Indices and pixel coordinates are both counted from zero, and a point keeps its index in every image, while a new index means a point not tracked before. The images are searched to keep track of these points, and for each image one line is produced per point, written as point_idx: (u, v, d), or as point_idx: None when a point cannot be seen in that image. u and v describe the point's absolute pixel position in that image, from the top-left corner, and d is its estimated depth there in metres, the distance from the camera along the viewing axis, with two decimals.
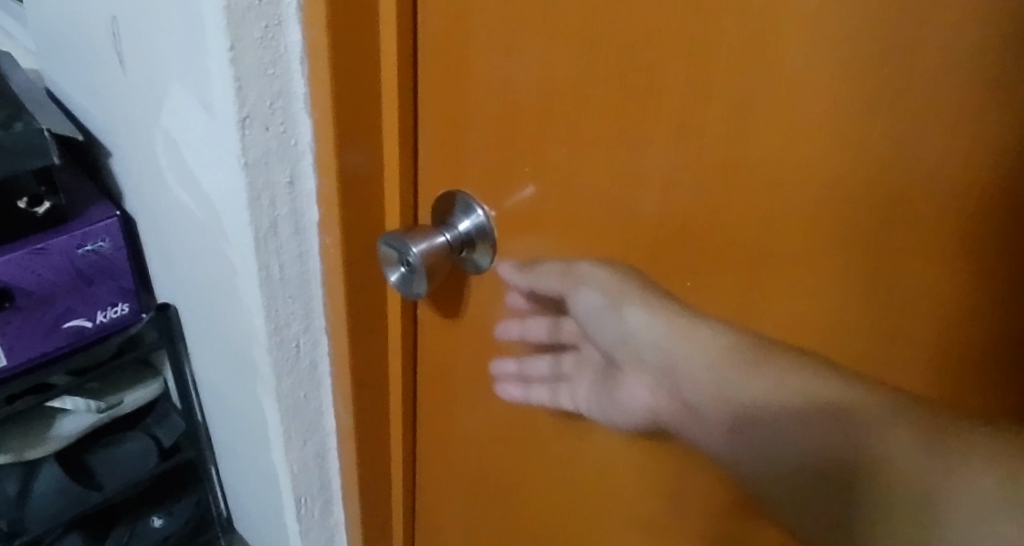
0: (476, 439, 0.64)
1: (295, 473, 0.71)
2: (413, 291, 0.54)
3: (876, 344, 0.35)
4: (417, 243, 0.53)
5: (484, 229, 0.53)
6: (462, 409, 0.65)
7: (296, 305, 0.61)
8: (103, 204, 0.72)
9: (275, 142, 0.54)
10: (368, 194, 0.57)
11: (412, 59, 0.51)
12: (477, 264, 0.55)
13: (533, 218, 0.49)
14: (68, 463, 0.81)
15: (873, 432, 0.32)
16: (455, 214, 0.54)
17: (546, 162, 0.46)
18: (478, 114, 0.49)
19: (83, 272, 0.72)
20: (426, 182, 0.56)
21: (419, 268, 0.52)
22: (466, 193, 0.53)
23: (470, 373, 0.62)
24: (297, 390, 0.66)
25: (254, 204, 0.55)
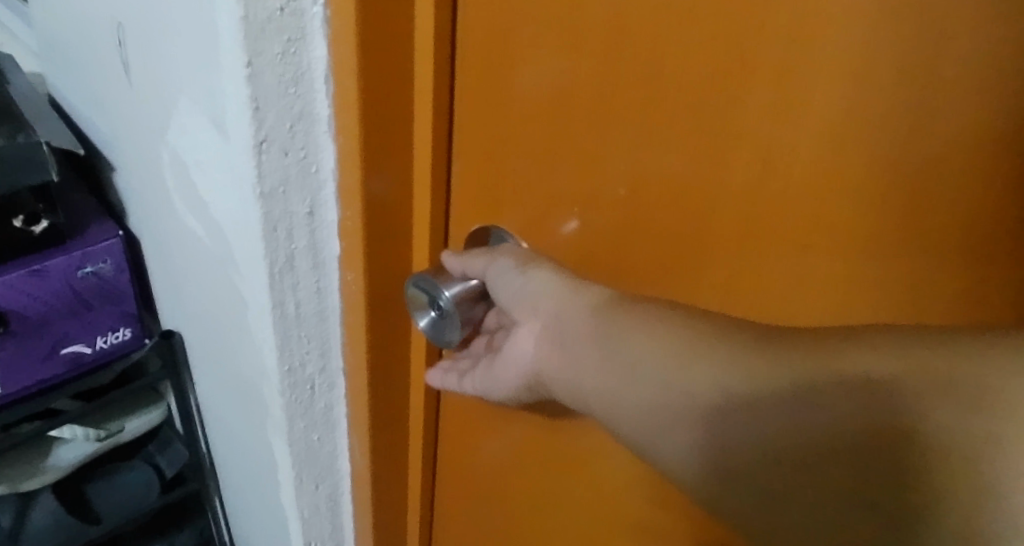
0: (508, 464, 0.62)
1: (305, 520, 0.66)
2: (444, 338, 0.49)
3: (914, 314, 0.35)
4: (450, 285, 0.47)
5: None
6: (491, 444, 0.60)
7: (312, 344, 0.56)
8: (104, 224, 0.67)
9: (294, 168, 0.48)
10: (395, 226, 0.51)
11: (449, 84, 0.46)
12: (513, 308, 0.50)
13: None
14: (62, 495, 0.75)
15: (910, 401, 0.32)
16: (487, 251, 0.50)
17: None
18: None
19: (82, 295, 0.67)
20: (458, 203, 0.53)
21: (453, 312, 0.47)
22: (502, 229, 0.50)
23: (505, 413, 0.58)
24: (311, 434, 0.61)
25: (270, 237, 0.49)
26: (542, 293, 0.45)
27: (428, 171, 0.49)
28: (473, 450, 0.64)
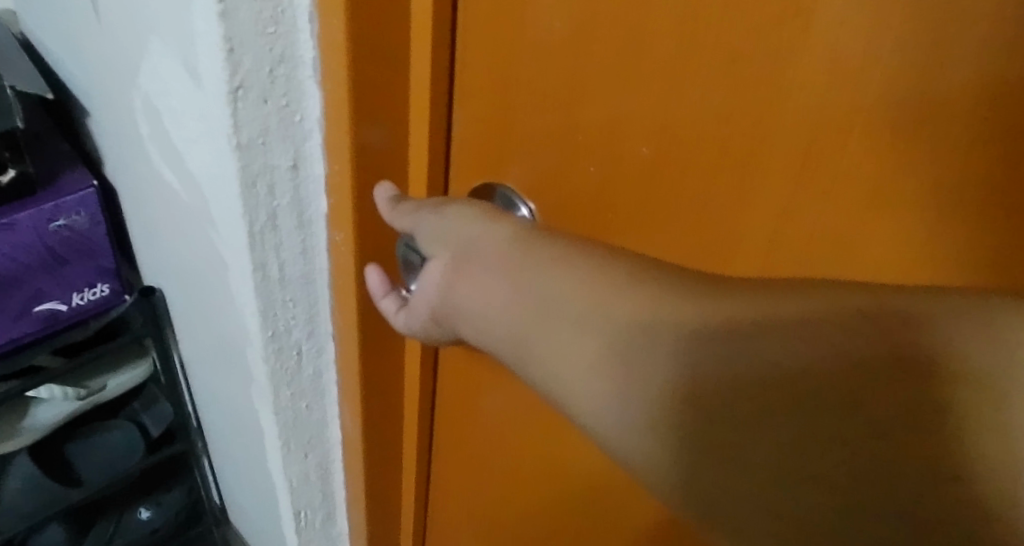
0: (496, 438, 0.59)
1: (294, 488, 0.63)
2: None
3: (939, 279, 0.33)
4: None
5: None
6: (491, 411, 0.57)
7: (298, 308, 0.52)
8: (78, 172, 0.62)
9: (275, 118, 0.43)
10: (388, 184, 0.47)
11: (450, 27, 0.41)
12: None
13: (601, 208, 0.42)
14: (41, 457, 0.72)
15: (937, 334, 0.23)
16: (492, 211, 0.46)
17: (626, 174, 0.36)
18: None
19: (55, 250, 0.63)
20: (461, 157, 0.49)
21: None
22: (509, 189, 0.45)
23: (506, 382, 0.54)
24: (299, 401, 0.58)
25: (248, 194, 0.45)
26: (463, 226, 0.39)
27: (426, 123, 0.45)
28: (470, 419, 0.60)
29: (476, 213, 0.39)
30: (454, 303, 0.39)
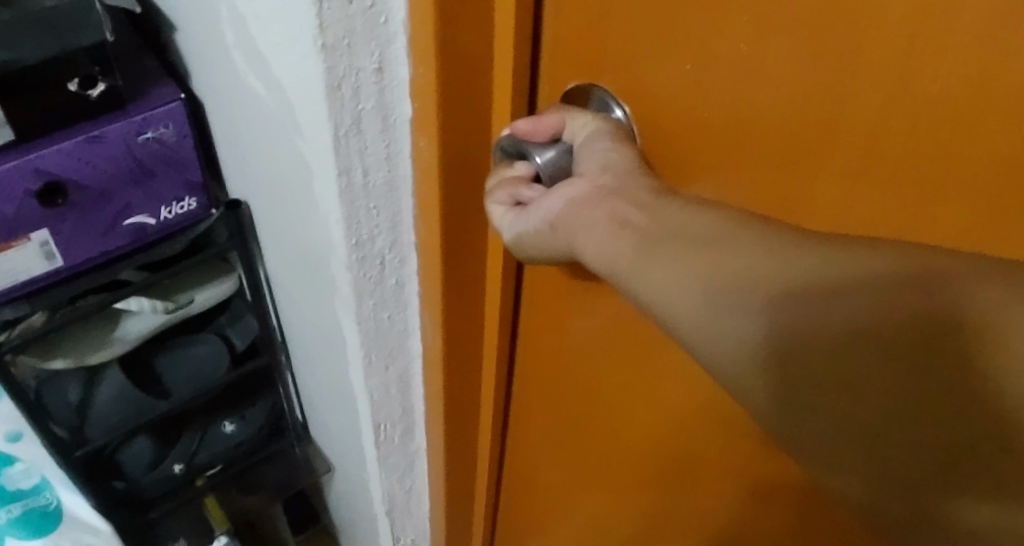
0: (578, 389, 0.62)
1: (375, 401, 0.64)
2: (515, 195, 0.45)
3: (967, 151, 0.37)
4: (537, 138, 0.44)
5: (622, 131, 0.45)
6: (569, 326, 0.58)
7: (382, 216, 0.52)
8: (166, 85, 0.62)
9: (360, 15, 0.42)
10: (475, 88, 0.46)
11: None
12: None
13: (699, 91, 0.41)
14: (131, 369, 0.75)
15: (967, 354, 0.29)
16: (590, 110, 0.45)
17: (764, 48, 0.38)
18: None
19: (143, 162, 0.63)
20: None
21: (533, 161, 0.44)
22: (605, 91, 0.44)
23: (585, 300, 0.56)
24: (381, 312, 0.58)
25: (333, 95, 0.44)
26: (612, 165, 0.42)
27: (512, 13, 0.43)
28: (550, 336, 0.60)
29: (623, 152, 0.42)
30: (581, 225, 0.41)
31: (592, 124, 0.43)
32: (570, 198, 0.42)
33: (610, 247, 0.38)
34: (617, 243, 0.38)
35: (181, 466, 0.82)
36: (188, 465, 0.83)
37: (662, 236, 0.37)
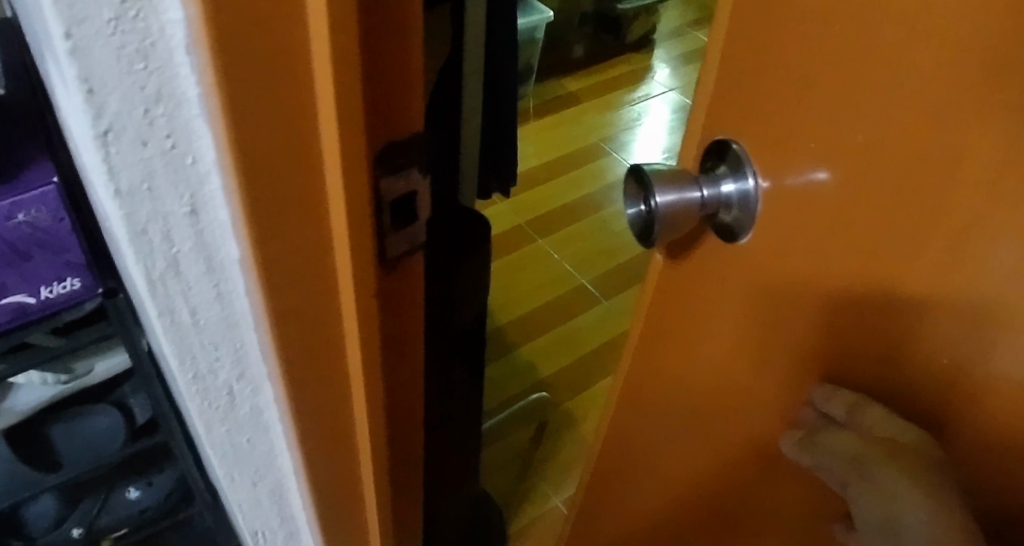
0: (678, 399, 0.55)
1: (244, 510, 0.60)
2: (643, 232, 0.45)
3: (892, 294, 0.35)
4: (667, 189, 0.43)
5: (749, 201, 0.42)
6: (683, 336, 0.52)
7: (222, 351, 0.47)
8: (42, 165, 0.57)
9: (161, 161, 0.38)
10: (316, 243, 0.41)
11: (353, 57, 0.34)
12: (728, 227, 0.43)
13: (823, 209, 0.37)
14: (24, 438, 0.72)
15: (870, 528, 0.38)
16: (707, 159, 0.44)
17: (876, 113, 0.34)
18: (775, 29, 0.39)
19: (15, 245, 0.58)
20: (401, 179, 0.41)
21: (664, 217, 0.43)
22: (742, 146, 0.42)
23: (697, 312, 0.50)
24: (238, 436, 0.53)
25: (139, 240, 0.40)
26: (776, 243, 0.41)
27: (340, 154, 0.37)
28: (647, 357, 0.57)
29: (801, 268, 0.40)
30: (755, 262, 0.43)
31: (739, 195, 0.42)
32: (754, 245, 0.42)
33: (782, 279, 0.41)
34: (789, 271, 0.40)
35: (78, 531, 0.77)
36: (88, 532, 0.78)
37: (860, 355, 0.39)
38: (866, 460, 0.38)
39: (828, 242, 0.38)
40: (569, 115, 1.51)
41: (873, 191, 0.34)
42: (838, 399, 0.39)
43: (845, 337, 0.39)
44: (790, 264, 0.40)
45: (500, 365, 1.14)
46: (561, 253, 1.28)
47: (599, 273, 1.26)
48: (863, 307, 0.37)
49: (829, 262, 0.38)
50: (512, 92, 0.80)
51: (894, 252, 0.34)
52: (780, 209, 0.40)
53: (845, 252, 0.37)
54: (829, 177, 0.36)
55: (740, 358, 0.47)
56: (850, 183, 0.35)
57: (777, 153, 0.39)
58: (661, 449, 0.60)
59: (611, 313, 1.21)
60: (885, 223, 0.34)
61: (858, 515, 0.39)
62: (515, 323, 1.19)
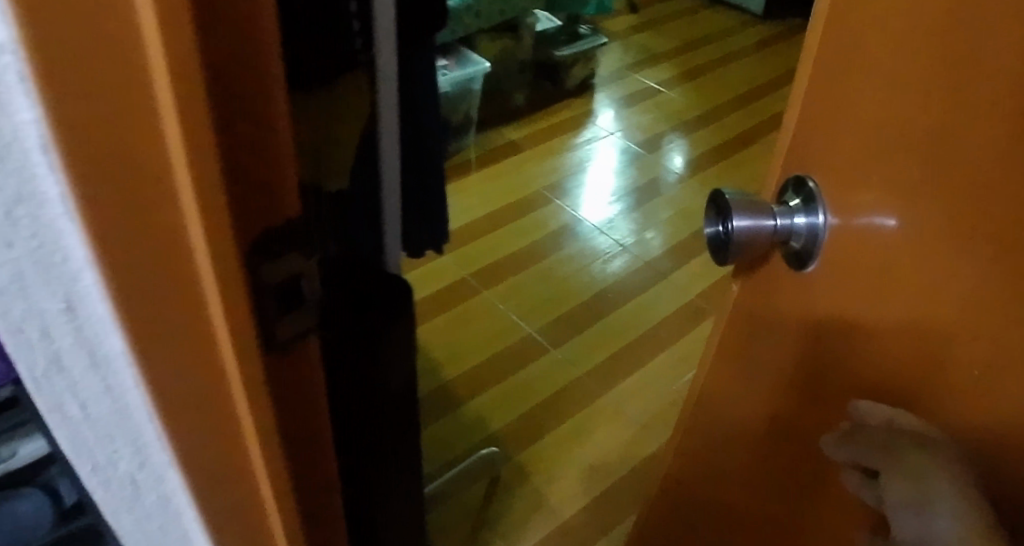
0: (748, 416, 0.59)
1: None
2: (719, 251, 0.50)
3: (953, 318, 0.39)
4: (742, 214, 0.48)
5: (816, 235, 0.46)
6: (757, 356, 0.57)
7: (118, 444, 0.45)
8: None
9: (27, 259, 0.37)
10: (187, 337, 0.37)
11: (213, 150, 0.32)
12: (791, 254, 0.49)
13: (892, 248, 0.42)
14: None
15: (901, 520, 0.41)
16: (785, 193, 0.49)
17: (951, 156, 0.38)
18: (850, 80, 0.43)
19: None
20: (282, 265, 0.39)
21: (735, 238, 0.48)
22: (815, 183, 0.46)
23: (774, 335, 0.54)
24: (148, 522, 0.51)
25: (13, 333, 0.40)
26: (845, 276, 0.45)
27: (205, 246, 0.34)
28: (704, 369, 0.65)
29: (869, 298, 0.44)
30: (826, 293, 0.47)
31: (806, 228, 0.46)
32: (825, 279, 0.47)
33: (851, 304, 0.45)
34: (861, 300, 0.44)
35: None
36: None
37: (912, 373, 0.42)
38: (898, 446, 0.42)
39: (891, 275, 0.42)
40: (511, 163, 1.57)
41: (949, 228, 0.38)
42: (875, 407, 0.44)
43: (907, 358, 0.42)
44: (857, 291, 0.44)
45: (450, 422, 1.12)
46: (505, 303, 1.29)
47: (547, 322, 1.26)
48: (925, 327, 0.41)
49: (893, 288, 0.42)
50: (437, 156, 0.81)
51: (955, 281, 0.39)
52: (844, 246, 0.44)
53: (905, 279, 0.41)
54: (896, 219, 0.41)
55: (794, 371, 0.52)
56: (919, 223, 0.40)
57: (853, 195, 0.43)
58: (726, 468, 0.63)
59: (559, 363, 1.21)
60: (947, 254, 0.39)
61: (890, 502, 0.42)
62: (462, 377, 1.18)
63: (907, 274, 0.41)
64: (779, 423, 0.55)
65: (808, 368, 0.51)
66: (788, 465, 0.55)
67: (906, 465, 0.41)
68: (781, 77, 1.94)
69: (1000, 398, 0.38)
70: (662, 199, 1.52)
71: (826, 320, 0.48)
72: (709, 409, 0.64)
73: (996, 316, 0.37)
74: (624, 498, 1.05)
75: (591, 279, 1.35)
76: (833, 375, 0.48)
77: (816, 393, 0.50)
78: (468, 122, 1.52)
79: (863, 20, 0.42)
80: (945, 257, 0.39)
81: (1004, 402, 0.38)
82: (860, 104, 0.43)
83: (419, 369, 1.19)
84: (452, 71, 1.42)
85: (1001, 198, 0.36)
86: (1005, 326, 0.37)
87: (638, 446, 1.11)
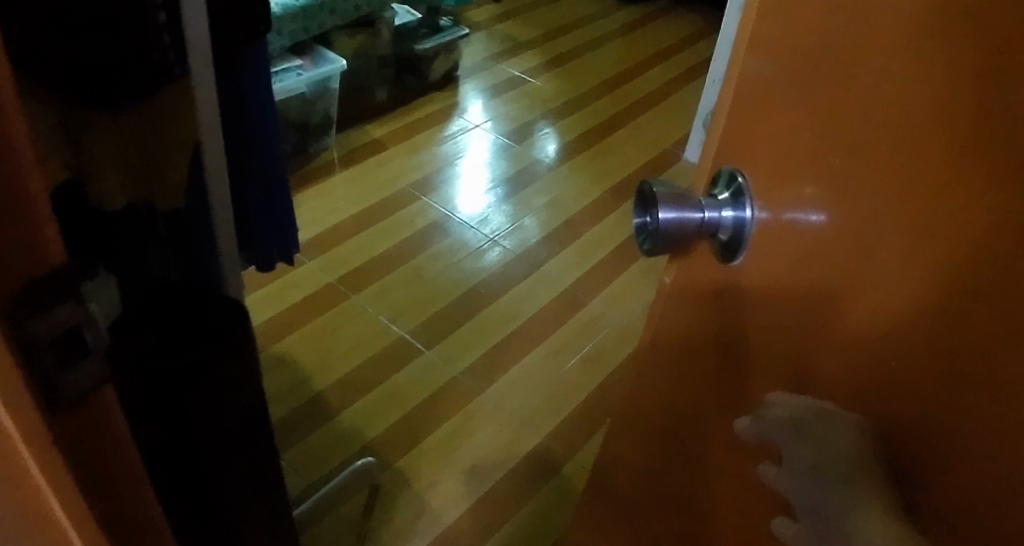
0: (671, 412, 0.56)
1: None
2: (646, 242, 0.48)
3: (857, 296, 0.36)
4: (668, 206, 0.45)
5: (744, 232, 0.44)
6: (681, 351, 0.54)
7: None
8: None
9: None
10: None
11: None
12: (719, 249, 0.46)
13: (810, 239, 0.39)
14: None
15: (820, 511, 0.36)
16: (714, 188, 0.47)
17: (865, 130, 0.35)
18: (787, 73, 0.41)
19: None
20: (58, 312, 0.30)
21: (661, 231, 0.46)
22: (744, 177, 0.44)
23: (702, 329, 0.51)
24: None
25: None
26: (770, 269, 0.42)
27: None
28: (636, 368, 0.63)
29: (787, 289, 0.41)
30: (755, 288, 0.44)
31: (735, 225, 0.44)
32: (752, 272, 0.44)
33: (774, 294, 0.42)
34: (783, 291, 0.41)
35: None
36: None
37: (822, 356, 0.38)
38: (813, 428, 0.37)
39: (810, 258, 0.39)
40: (372, 163, 1.56)
41: (859, 204, 0.35)
42: (789, 396, 0.40)
43: (815, 343, 0.39)
44: (781, 275, 0.41)
45: (319, 435, 1.09)
46: (376, 307, 1.28)
47: (418, 322, 1.26)
48: (834, 308, 0.37)
49: (809, 271, 0.39)
50: (276, 176, 0.80)
51: (860, 259, 0.35)
52: (775, 239, 0.42)
53: (822, 260, 0.38)
54: (819, 200, 0.38)
55: (717, 363, 0.49)
56: (837, 201, 0.37)
57: (783, 185, 0.41)
58: (646, 468, 0.61)
59: (432, 364, 1.20)
60: (857, 231, 0.35)
61: (806, 490, 0.37)
62: (334, 387, 1.16)
63: (824, 254, 0.38)
64: (699, 420, 0.52)
65: (733, 364, 0.47)
66: (704, 462, 0.51)
67: (818, 451, 0.36)
68: (640, 62, 2.01)
69: (892, 381, 0.33)
70: (531, 189, 1.56)
71: (750, 313, 0.45)
72: (644, 424, 0.60)
73: (891, 291, 0.34)
74: (500, 496, 1.06)
75: (462, 275, 1.35)
76: (750, 368, 0.45)
77: (741, 393, 0.46)
78: (328, 120, 1.53)
79: (781, 15, 0.42)
80: (858, 232, 0.35)
81: (899, 378, 0.33)
82: (787, 95, 0.41)
83: (269, 393, 1.13)
84: (307, 72, 1.41)
85: (909, 168, 0.33)
86: (901, 304, 0.33)
87: (513, 446, 1.11)
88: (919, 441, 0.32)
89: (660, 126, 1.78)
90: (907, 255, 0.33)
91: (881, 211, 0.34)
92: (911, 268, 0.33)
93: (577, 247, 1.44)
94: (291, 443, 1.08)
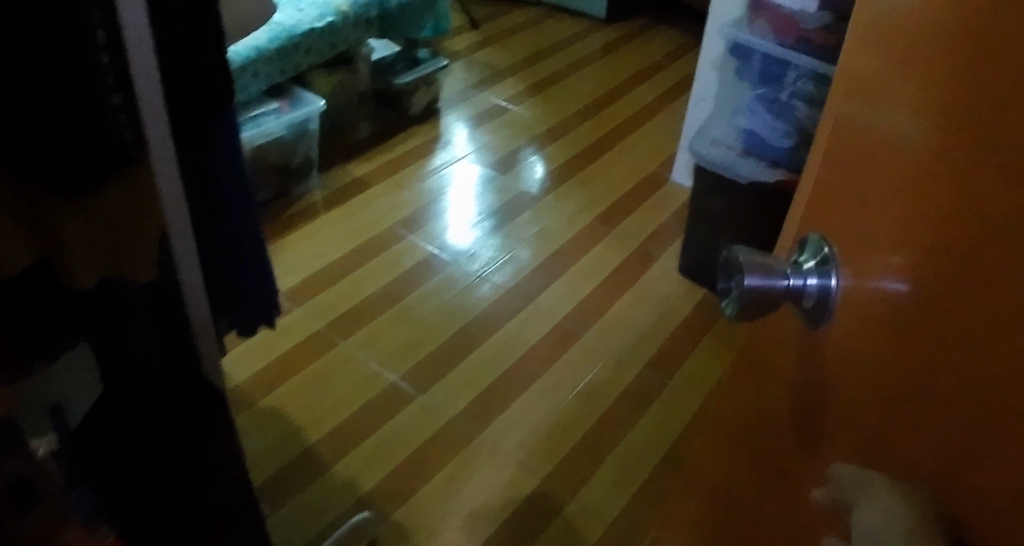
0: (748, 474, 0.55)
1: None
2: (726, 308, 0.47)
3: (933, 364, 0.35)
4: (752, 273, 0.44)
5: (828, 300, 0.43)
6: (764, 413, 0.53)
7: None
8: None
9: None
10: None
11: None
12: (803, 317, 0.45)
13: (894, 310, 0.37)
14: None
15: None
16: (801, 255, 0.46)
17: (951, 200, 0.34)
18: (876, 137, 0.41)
19: None
20: None
21: (743, 298, 0.44)
22: (831, 246, 0.43)
23: (786, 393, 0.50)
24: None
25: None
26: (851, 337, 0.41)
27: None
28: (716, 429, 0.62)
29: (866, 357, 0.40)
30: (835, 355, 0.43)
31: (820, 294, 0.43)
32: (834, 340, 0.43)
33: (853, 362, 0.41)
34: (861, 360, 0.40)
35: None
36: None
37: (896, 425, 0.37)
38: (866, 481, 0.37)
39: (889, 325, 0.38)
40: (357, 202, 1.55)
41: (941, 273, 0.34)
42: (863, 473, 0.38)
43: (891, 410, 0.37)
44: (860, 345, 0.40)
45: (314, 488, 1.08)
46: (367, 352, 1.26)
47: (407, 367, 1.25)
48: (909, 378, 0.36)
49: (888, 341, 0.38)
50: (253, 252, 0.79)
51: (936, 327, 0.34)
52: (858, 308, 0.40)
53: (901, 327, 0.37)
54: (903, 271, 0.37)
55: (794, 429, 0.48)
56: (919, 272, 0.36)
57: (869, 254, 0.40)
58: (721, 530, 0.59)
59: (425, 411, 1.19)
60: (937, 299, 0.34)
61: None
62: (327, 439, 1.14)
63: (905, 324, 0.37)
64: (771, 488, 0.50)
65: (808, 428, 0.46)
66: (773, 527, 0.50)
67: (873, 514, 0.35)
68: (624, 82, 2.01)
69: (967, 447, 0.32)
70: (522, 219, 1.56)
71: (829, 381, 0.43)
72: (723, 483, 0.60)
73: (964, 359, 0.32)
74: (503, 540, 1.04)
75: (454, 312, 1.34)
76: (825, 437, 0.43)
77: (812, 457, 0.45)
78: (308, 162, 1.54)
79: (876, 82, 0.41)
80: (935, 302, 0.34)
81: (972, 447, 0.32)
82: (877, 159, 0.40)
83: (246, 459, 1.10)
84: (285, 115, 1.42)
85: (988, 228, 0.32)
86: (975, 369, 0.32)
87: (513, 489, 1.10)
88: (978, 505, 0.31)
89: (642, 148, 1.78)
90: (982, 322, 0.32)
91: (959, 279, 0.33)
92: (977, 324, 0.32)
93: (568, 277, 1.44)
94: (284, 500, 1.06)
